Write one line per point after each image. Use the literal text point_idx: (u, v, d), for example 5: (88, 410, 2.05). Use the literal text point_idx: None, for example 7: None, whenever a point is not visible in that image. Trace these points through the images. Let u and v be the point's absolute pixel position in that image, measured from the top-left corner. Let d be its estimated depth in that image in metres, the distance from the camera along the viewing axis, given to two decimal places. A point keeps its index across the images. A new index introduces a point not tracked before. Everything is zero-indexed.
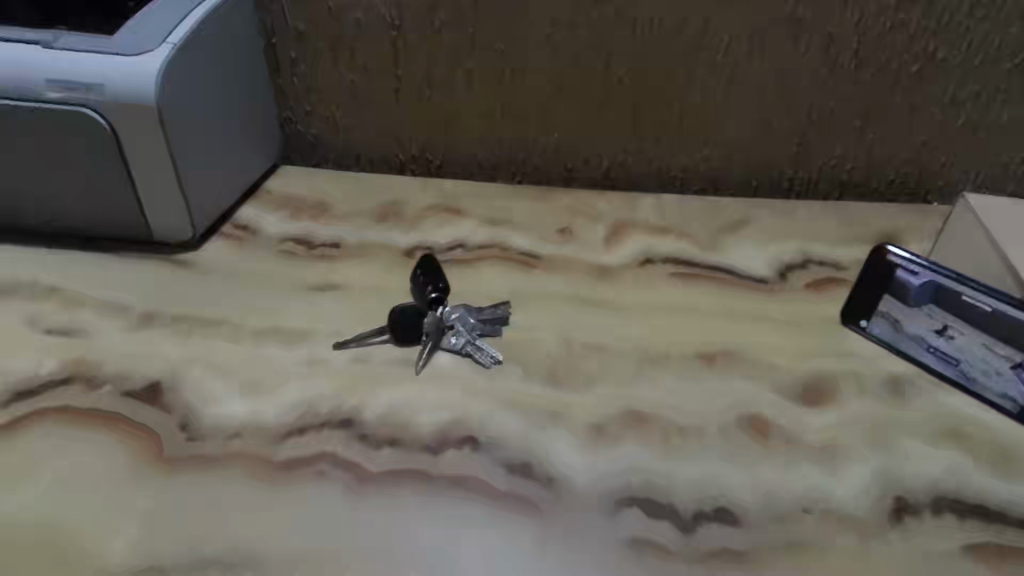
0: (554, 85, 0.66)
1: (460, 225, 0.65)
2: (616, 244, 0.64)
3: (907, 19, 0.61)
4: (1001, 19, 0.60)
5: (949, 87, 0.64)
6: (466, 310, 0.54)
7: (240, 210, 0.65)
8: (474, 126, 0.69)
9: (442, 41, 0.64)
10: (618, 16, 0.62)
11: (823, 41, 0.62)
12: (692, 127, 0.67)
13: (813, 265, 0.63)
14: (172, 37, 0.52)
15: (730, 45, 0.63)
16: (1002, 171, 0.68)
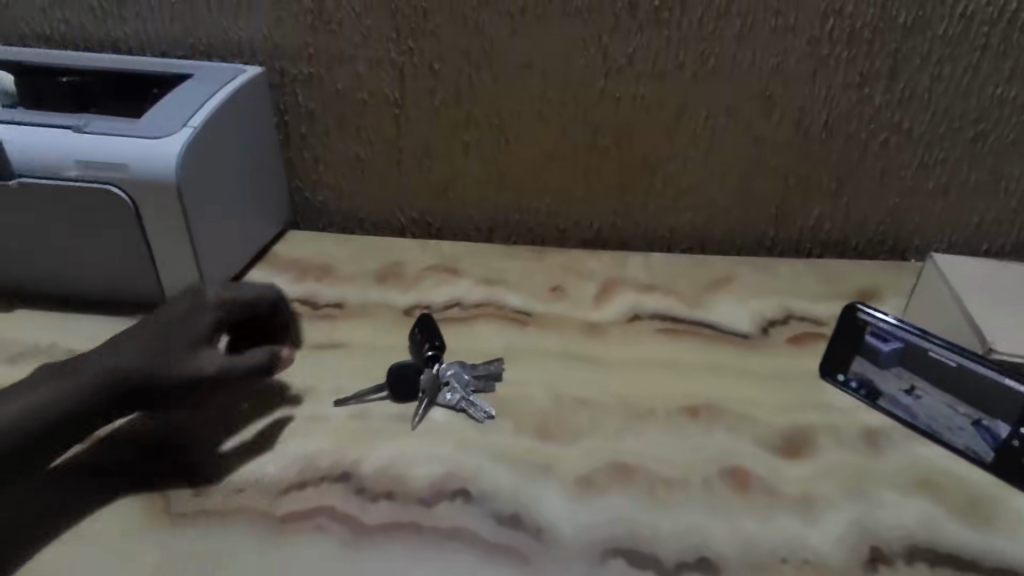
0: (545, 155, 0.70)
1: (457, 285, 0.69)
2: (605, 302, 0.68)
3: (871, 94, 0.65)
4: (960, 93, 0.65)
5: (916, 154, 0.68)
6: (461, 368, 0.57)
7: (250, 274, 0.69)
8: (472, 193, 0.73)
9: (441, 118, 0.69)
10: (603, 94, 0.67)
11: (795, 114, 0.67)
12: (676, 193, 0.72)
13: (794, 320, 0.66)
14: (192, 121, 0.57)
15: (708, 118, 0.67)
16: (973, 230, 0.72)
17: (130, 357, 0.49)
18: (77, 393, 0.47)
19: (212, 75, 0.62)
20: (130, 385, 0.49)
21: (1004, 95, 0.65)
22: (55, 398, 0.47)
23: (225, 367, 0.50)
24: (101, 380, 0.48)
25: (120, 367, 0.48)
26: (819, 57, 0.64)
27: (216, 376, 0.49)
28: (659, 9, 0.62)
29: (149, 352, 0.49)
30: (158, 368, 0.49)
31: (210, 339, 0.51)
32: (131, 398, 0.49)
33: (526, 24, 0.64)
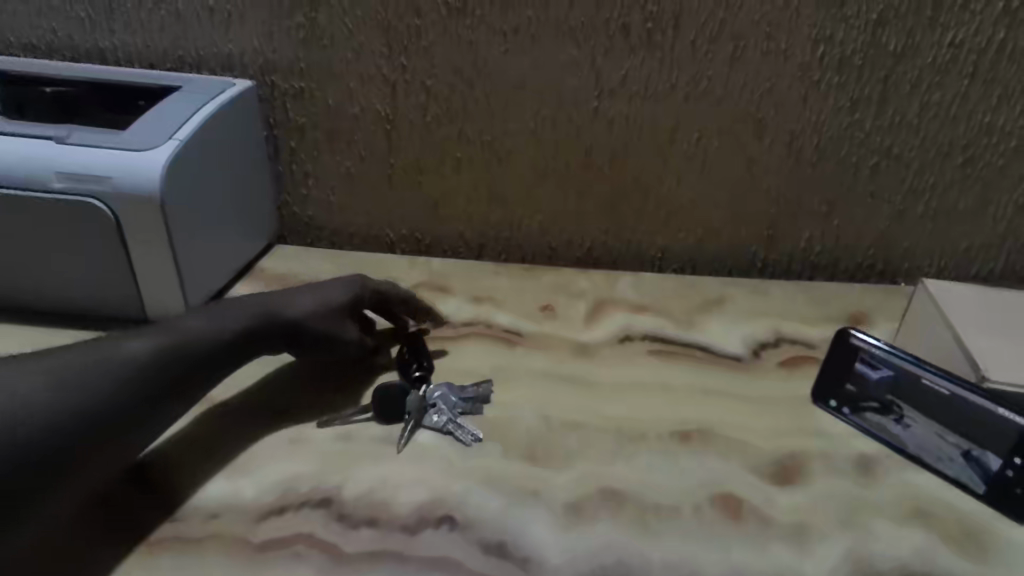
0: (537, 173, 0.70)
1: (446, 303, 0.68)
2: (595, 322, 0.67)
3: (862, 119, 0.66)
4: (949, 119, 0.65)
5: (907, 178, 0.68)
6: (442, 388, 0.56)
7: (235, 288, 0.68)
8: (462, 210, 0.73)
9: (433, 135, 0.68)
10: (597, 114, 0.66)
11: (786, 137, 0.67)
12: (668, 214, 0.72)
13: (786, 343, 0.65)
14: (177, 135, 0.56)
15: (700, 139, 0.67)
16: (962, 255, 0.72)
17: (292, 303, 0.54)
18: (246, 322, 0.52)
19: (201, 89, 0.62)
20: (288, 326, 0.54)
21: (992, 122, 0.65)
22: (229, 322, 0.51)
23: (361, 339, 0.57)
24: (266, 315, 0.53)
25: (285, 310, 0.54)
26: (810, 81, 0.64)
27: (352, 343, 0.57)
28: (652, 31, 0.62)
29: (306, 305, 0.55)
30: (312, 319, 0.55)
31: (352, 310, 0.58)
32: (278, 340, 0.54)
33: (519, 43, 0.63)
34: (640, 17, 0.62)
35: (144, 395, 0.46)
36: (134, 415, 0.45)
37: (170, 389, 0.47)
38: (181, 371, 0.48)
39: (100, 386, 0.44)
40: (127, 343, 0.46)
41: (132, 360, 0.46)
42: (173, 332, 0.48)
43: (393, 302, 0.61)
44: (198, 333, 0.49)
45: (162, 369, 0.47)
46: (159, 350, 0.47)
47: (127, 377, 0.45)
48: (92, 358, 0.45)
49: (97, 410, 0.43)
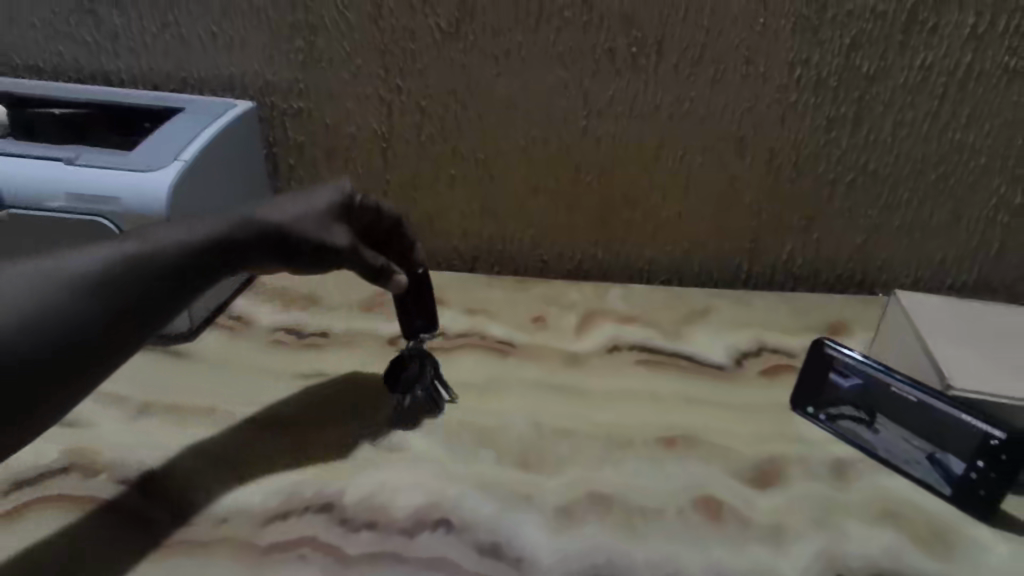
0: (528, 188, 0.73)
1: (441, 315, 0.70)
2: (585, 333, 0.69)
3: (837, 137, 0.69)
4: (922, 137, 0.69)
5: (882, 193, 0.71)
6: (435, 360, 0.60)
7: (237, 302, 0.70)
8: (456, 224, 0.75)
9: (428, 152, 0.71)
10: (585, 132, 0.69)
11: (766, 155, 0.70)
12: (654, 227, 0.75)
13: (768, 353, 0.68)
14: (183, 155, 0.58)
15: (684, 156, 0.70)
16: (937, 267, 0.75)
17: (273, 209, 0.49)
18: (220, 230, 0.47)
19: (205, 110, 0.64)
20: (272, 234, 0.48)
21: (961, 140, 0.68)
22: (199, 232, 0.46)
23: (357, 249, 0.51)
24: (245, 224, 0.48)
25: (265, 217, 0.48)
26: (788, 102, 0.67)
27: (345, 253, 0.50)
28: (637, 55, 0.65)
29: (290, 211, 0.49)
30: (297, 224, 0.49)
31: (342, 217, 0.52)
32: (264, 252, 0.48)
33: (511, 66, 0.66)
34: (625, 41, 0.65)
35: (104, 310, 0.42)
36: (96, 330, 0.42)
37: (140, 304, 0.43)
38: (150, 285, 0.44)
39: (53, 299, 0.41)
40: (84, 254, 0.43)
41: (87, 272, 0.42)
42: (135, 244, 0.44)
43: (391, 222, 0.55)
44: (165, 243, 0.45)
45: (125, 282, 0.43)
46: (120, 262, 0.43)
47: (80, 287, 0.42)
48: (43, 269, 0.42)
49: (51, 324, 0.40)
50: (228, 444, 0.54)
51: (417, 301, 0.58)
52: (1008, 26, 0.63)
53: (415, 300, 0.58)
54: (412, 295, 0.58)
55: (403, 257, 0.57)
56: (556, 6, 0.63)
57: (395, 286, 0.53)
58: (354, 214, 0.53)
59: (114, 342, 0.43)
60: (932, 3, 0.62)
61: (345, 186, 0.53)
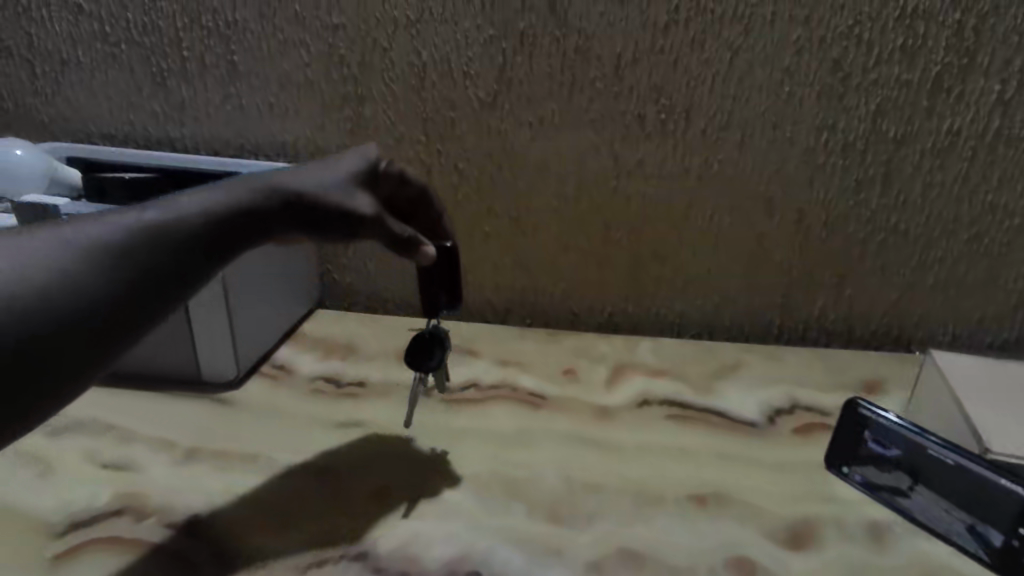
0: (560, 244, 0.75)
1: (474, 366, 0.72)
2: (616, 387, 0.70)
3: (867, 198, 0.69)
4: (954, 198, 0.68)
5: (915, 252, 0.71)
6: (449, 342, 0.63)
7: (280, 350, 0.73)
8: (489, 278, 0.78)
9: (464, 210, 0.74)
10: (616, 193, 0.72)
11: (795, 215, 0.71)
12: (683, 282, 0.76)
13: (801, 410, 0.68)
14: None
15: (713, 214, 0.72)
16: (975, 325, 0.74)
17: (296, 177, 0.49)
18: (242, 196, 0.46)
19: None
20: (296, 202, 0.49)
21: (994, 202, 0.68)
22: (220, 199, 0.45)
23: (381, 217, 0.52)
24: (268, 192, 0.48)
25: (290, 182, 0.49)
26: (816, 164, 0.68)
27: (369, 221, 0.51)
28: (666, 120, 0.67)
29: (314, 176, 0.50)
30: (321, 189, 0.50)
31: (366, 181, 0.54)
32: (290, 219, 0.49)
33: (545, 132, 0.69)
34: (653, 109, 0.67)
35: (119, 279, 0.40)
36: (112, 300, 0.39)
37: (158, 274, 0.41)
38: (169, 255, 0.42)
39: (64, 265, 0.38)
40: (97, 221, 0.40)
41: (99, 239, 0.40)
42: (150, 213, 0.42)
43: (415, 190, 0.57)
44: (183, 212, 0.43)
45: (143, 252, 0.41)
46: (136, 230, 0.41)
47: (102, 257, 0.39)
48: (48, 237, 0.38)
49: (63, 292, 0.37)
50: (270, 491, 0.56)
51: (445, 273, 0.60)
52: None
53: (440, 273, 0.60)
54: (439, 268, 0.60)
55: (430, 228, 0.60)
56: (587, 77, 0.66)
57: (422, 256, 0.53)
58: (377, 180, 0.55)
59: (131, 316, 0.40)
60: (957, 71, 0.63)
61: (368, 153, 0.55)
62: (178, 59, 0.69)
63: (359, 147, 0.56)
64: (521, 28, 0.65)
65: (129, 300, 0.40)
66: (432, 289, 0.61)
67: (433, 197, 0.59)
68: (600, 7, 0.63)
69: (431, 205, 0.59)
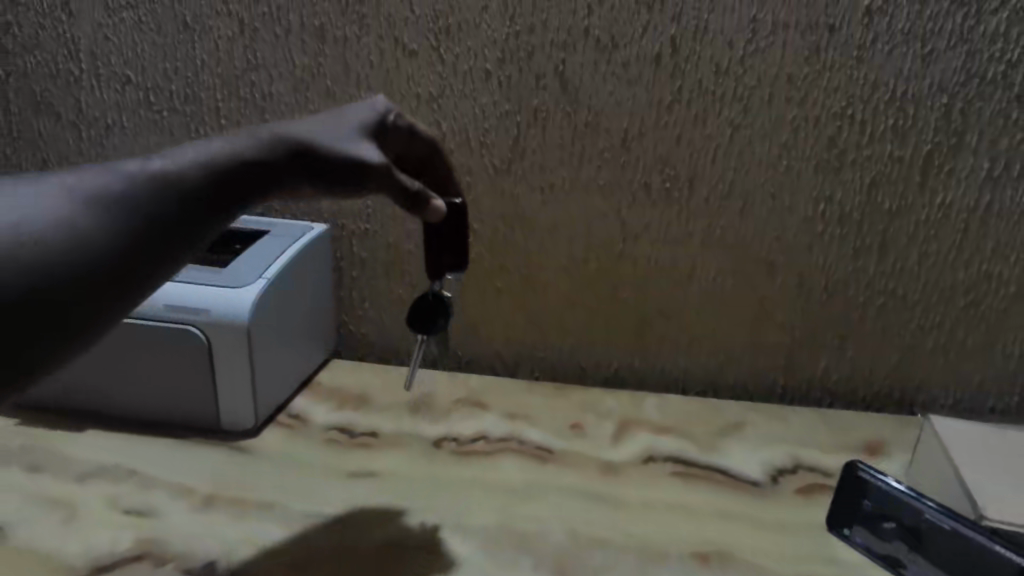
0: (568, 302, 0.78)
1: (483, 419, 0.74)
2: (622, 442, 0.72)
3: (865, 264, 0.72)
4: (949, 266, 0.71)
5: (914, 316, 0.73)
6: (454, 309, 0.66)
7: (296, 400, 0.75)
8: (499, 333, 0.80)
9: (477, 267, 0.78)
10: (622, 255, 0.75)
11: (796, 278, 0.73)
12: (687, 341, 0.78)
13: (803, 470, 0.69)
14: (266, 273, 0.66)
15: (717, 276, 0.74)
16: (976, 389, 0.76)
17: (303, 129, 0.50)
18: (245, 150, 0.46)
19: (286, 232, 0.73)
20: (304, 154, 0.48)
21: (988, 271, 0.71)
22: (224, 151, 0.45)
23: (391, 169, 0.52)
24: (274, 144, 0.47)
25: (300, 132, 0.49)
26: (815, 232, 0.71)
27: (378, 173, 0.51)
28: (670, 189, 0.71)
29: (322, 129, 0.50)
30: (332, 140, 0.50)
31: (374, 134, 0.54)
32: (299, 171, 0.48)
33: (556, 196, 0.73)
34: (658, 178, 0.71)
35: (120, 228, 0.39)
36: (112, 250, 0.39)
37: (163, 224, 0.41)
38: (172, 204, 0.42)
39: (64, 215, 0.38)
40: (100, 172, 0.40)
41: (101, 187, 0.40)
42: (154, 163, 0.42)
43: (423, 147, 0.58)
44: (186, 161, 0.43)
45: (146, 201, 0.41)
46: (138, 180, 0.41)
47: (105, 208, 0.39)
48: (49, 186, 0.38)
49: (62, 239, 0.37)
50: (283, 540, 0.58)
51: (452, 233, 0.62)
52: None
53: (450, 229, 0.62)
54: (448, 225, 0.62)
55: (438, 184, 0.60)
56: (597, 148, 0.70)
57: (432, 212, 0.54)
58: (385, 134, 0.55)
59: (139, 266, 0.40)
60: (947, 149, 0.66)
61: (377, 107, 0.55)
62: (216, 126, 0.74)
63: (368, 98, 0.56)
64: (534, 104, 0.69)
65: (136, 250, 0.40)
66: (439, 249, 0.62)
67: (442, 153, 0.59)
68: (610, 87, 0.68)
69: (437, 164, 0.59)
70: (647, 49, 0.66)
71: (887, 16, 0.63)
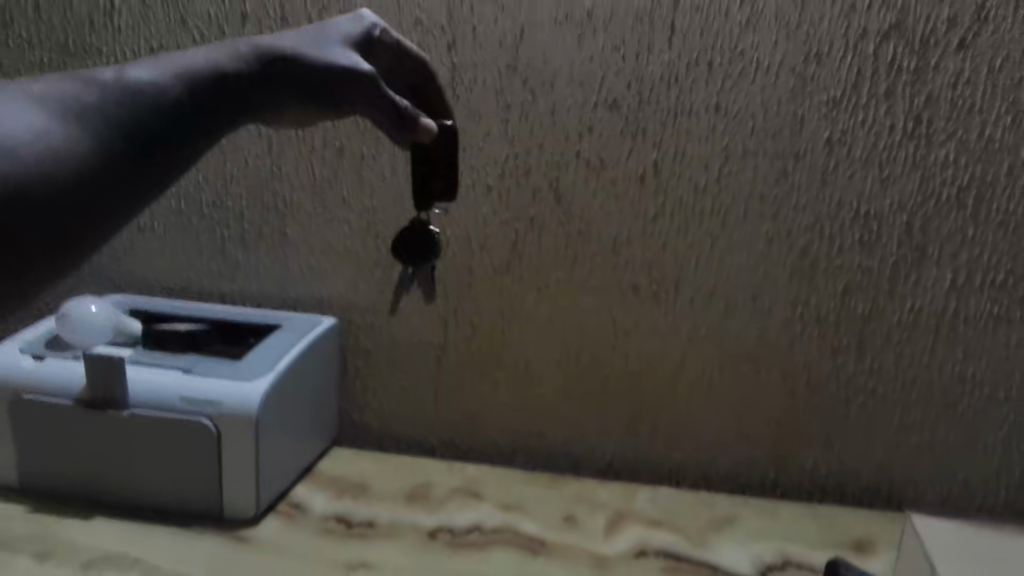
0: (562, 393, 0.81)
1: (479, 509, 0.76)
2: (614, 535, 0.74)
3: (844, 364, 0.76)
4: (924, 366, 0.74)
5: (894, 414, 0.76)
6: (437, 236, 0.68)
7: (296, 488, 0.77)
8: (496, 423, 0.83)
9: (475, 359, 0.81)
10: (614, 350, 0.79)
11: (780, 375, 0.77)
12: (678, 434, 0.81)
13: (791, 566, 0.71)
14: (277, 365, 0.70)
15: (705, 372, 0.78)
16: (962, 486, 0.77)
17: (274, 39, 0.43)
18: (220, 59, 0.40)
19: (297, 326, 0.77)
20: (284, 66, 0.42)
21: (961, 372, 0.74)
22: (203, 61, 0.39)
23: (377, 82, 0.47)
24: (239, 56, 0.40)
25: (275, 40, 0.43)
26: (795, 333, 0.75)
27: (368, 87, 0.46)
28: (658, 291, 0.76)
29: (296, 39, 0.44)
30: (312, 49, 0.44)
31: (359, 51, 0.50)
32: (280, 88, 0.42)
33: (551, 294, 0.78)
34: (646, 281, 0.76)
35: (106, 153, 0.35)
36: (91, 182, 0.34)
37: (147, 133, 0.36)
38: (154, 117, 0.36)
39: (44, 138, 0.33)
40: (57, 85, 0.35)
41: (71, 101, 0.35)
42: (130, 73, 0.37)
43: (413, 65, 0.56)
44: (167, 74, 0.37)
45: (128, 113, 0.36)
46: (109, 88, 0.36)
47: (85, 123, 0.35)
48: (14, 103, 0.33)
49: (38, 166, 0.32)
50: None
51: None
52: (985, 280, 0.71)
53: None
54: None
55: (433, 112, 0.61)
56: (589, 252, 0.76)
57: (424, 129, 0.51)
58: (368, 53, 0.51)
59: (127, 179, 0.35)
60: (911, 261, 0.71)
61: (362, 20, 0.51)
62: (238, 229, 0.81)
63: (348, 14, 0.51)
64: (531, 214, 0.76)
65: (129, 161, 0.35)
66: None
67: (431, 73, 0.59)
68: (600, 201, 0.74)
69: (425, 82, 0.59)
70: (633, 169, 0.73)
71: (846, 145, 0.69)
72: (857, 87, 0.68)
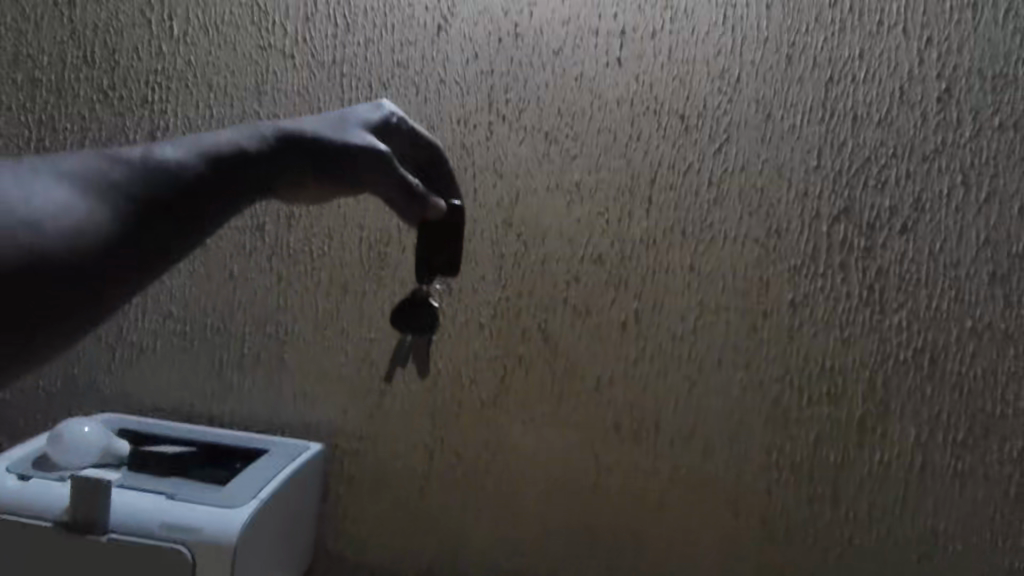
0: (543, 528, 0.81)
1: None
2: None
3: (820, 511, 0.77)
4: (898, 517, 0.76)
5: (873, 565, 0.77)
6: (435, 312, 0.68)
7: None
8: (475, 556, 0.82)
9: (458, 489, 0.82)
10: (596, 485, 0.80)
11: (759, 520, 0.78)
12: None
13: None
14: (261, 492, 0.70)
15: (685, 513, 0.79)
16: None
17: (297, 122, 0.42)
18: (240, 139, 0.38)
19: (285, 452, 0.78)
20: (303, 148, 0.41)
21: (933, 526, 0.75)
22: (225, 142, 0.37)
23: (392, 166, 0.46)
24: (262, 138, 0.39)
25: (296, 124, 0.42)
26: (772, 477, 0.77)
27: (385, 172, 0.45)
28: (638, 430, 0.79)
29: (317, 124, 0.43)
30: (332, 132, 0.43)
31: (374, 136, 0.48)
32: (298, 168, 0.41)
33: (535, 427, 0.80)
34: (627, 420, 0.79)
35: (125, 225, 0.33)
36: (110, 254, 0.32)
37: (164, 208, 0.34)
38: (170, 191, 0.34)
39: (70, 213, 0.31)
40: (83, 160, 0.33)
41: (96, 173, 0.33)
42: (157, 153, 0.35)
43: (425, 152, 0.55)
44: (188, 153, 0.36)
45: (148, 188, 0.34)
46: (134, 164, 0.34)
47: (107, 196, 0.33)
48: (42, 173, 0.32)
49: (61, 239, 0.31)
50: None
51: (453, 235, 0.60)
52: (947, 437, 0.74)
53: None
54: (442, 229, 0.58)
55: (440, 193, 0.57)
56: (573, 389, 0.79)
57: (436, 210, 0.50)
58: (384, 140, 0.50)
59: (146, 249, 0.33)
60: (877, 414, 0.75)
61: (381, 107, 0.50)
62: (237, 353, 0.84)
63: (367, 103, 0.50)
64: (519, 351, 0.80)
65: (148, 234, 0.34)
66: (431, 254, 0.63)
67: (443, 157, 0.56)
68: (584, 343, 0.79)
69: (437, 165, 0.56)
70: (616, 316, 0.78)
71: (809, 307, 0.75)
72: (816, 258, 0.75)
